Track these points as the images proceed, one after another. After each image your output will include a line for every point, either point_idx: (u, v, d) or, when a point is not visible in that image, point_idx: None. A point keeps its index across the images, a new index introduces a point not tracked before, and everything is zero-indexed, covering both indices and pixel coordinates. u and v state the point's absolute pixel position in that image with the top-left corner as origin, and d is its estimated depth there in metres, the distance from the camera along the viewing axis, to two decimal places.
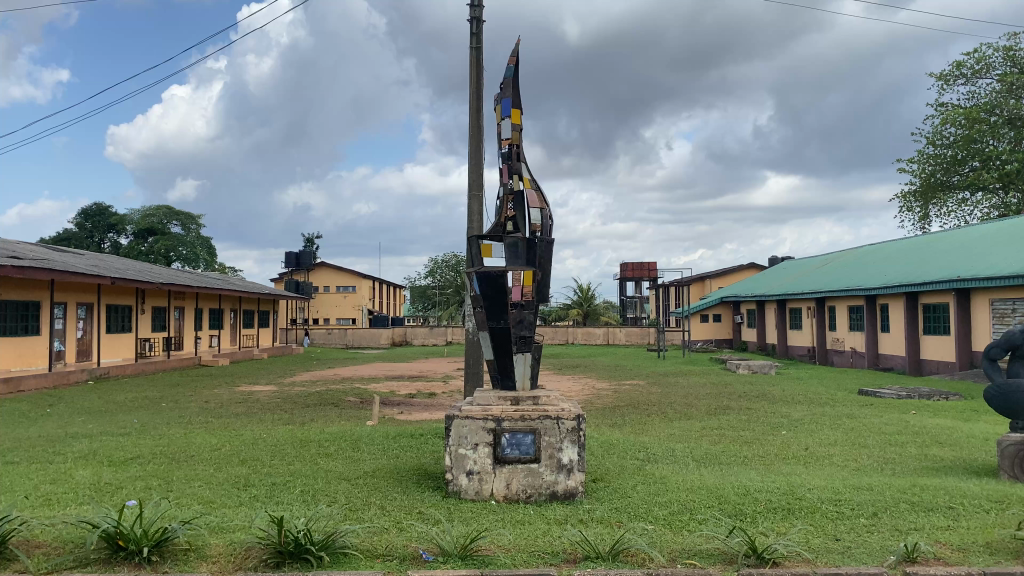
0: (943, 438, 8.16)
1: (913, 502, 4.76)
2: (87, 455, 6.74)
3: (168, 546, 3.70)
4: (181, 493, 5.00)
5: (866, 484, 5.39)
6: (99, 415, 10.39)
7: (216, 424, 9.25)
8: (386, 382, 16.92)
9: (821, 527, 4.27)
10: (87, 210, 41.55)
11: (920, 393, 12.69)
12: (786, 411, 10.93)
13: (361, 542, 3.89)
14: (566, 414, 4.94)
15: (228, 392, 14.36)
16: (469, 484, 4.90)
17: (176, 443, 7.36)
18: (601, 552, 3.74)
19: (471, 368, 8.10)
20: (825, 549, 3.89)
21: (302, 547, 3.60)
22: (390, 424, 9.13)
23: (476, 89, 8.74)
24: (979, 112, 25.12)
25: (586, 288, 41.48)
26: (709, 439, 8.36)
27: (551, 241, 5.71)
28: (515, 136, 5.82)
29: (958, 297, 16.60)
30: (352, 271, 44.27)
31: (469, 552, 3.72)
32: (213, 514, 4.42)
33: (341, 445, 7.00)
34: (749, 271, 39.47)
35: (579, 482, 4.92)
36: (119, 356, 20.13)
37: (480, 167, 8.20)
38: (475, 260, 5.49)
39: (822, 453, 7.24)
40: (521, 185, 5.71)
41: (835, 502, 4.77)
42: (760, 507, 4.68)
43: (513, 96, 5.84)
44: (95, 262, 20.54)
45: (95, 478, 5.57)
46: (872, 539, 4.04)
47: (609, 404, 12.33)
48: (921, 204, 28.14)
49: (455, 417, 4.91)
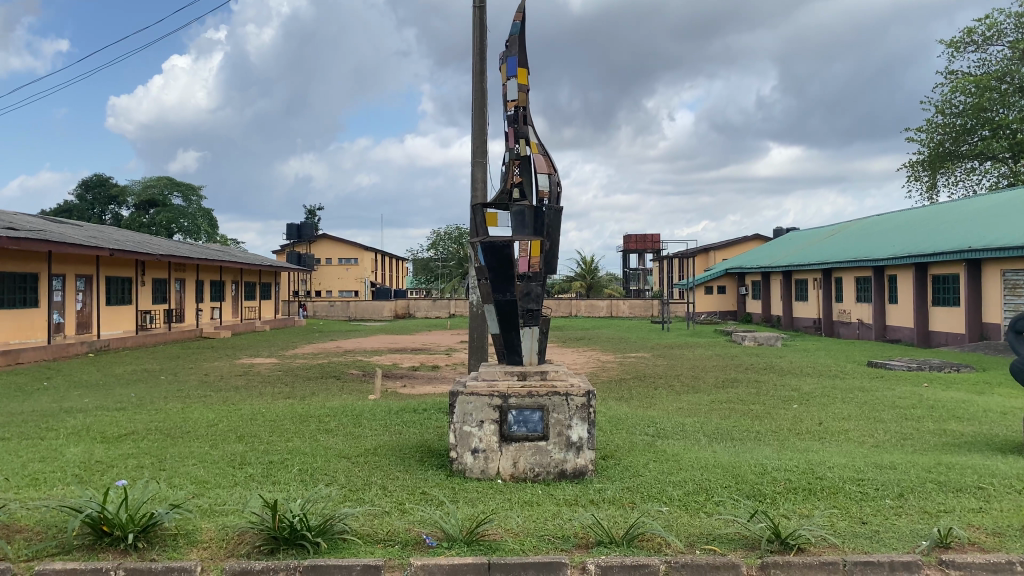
0: (961, 412, 7.94)
1: (939, 482, 4.53)
2: (80, 431, 6.54)
3: (156, 532, 3.49)
4: (174, 472, 4.79)
5: (889, 463, 5.14)
6: (97, 389, 10.24)
7: (215, 397, 9.06)
8: (388, 355, 16.72)
9: (844, 508, 4.07)
10: (88, 181, 41.27)
11: (931, 365, 12.49)
12: (796, 384, 10.75)
13: (360, 526, 3.67)
14: (575, 390, 4.71)
15: (228, 365, 14.17)
16: (474, 462, 4.69)
17: (173, 418, 7.15)
18: (614, 537, 3.53)
19: (475, 342, 7.89)
20: (851, 534, 3.68)
21: (297, 533, 3.39)
22: (391, 398, 8.92)
23: (480, 55, 8.44)
24: (990, 80, 24.68)
25: (589, 260, 41.27)
26: (721, 413, 8.16)
27: (558, 209, 5.42)
28: (522, 98, 5.50)
29: (968, 268, 16.32)
30: (355, 243, 43.96)
31: (474, 537, 3.51)
32: (206, 495, 4.22)
33: (342, 420, 6.79)
34: (754, 242, 39.15)
35: (589, 460, 4.72)
36: (120, 328, 19.95)
37: (482, 133, 7.91)
38: (480, 230, 5.20)
39: (837, 428, 7.02)
40: (528, 150, 5.41)
41: (857, 481, 4.56)
42: (780, 486, 4.47)
43: (519, 54, 5.54)
44: (94, 233, 20.32)
45: (85, 456, 5.36)
46: (900, 523, 3.82)
47: (615, 377, 12.14)
48: (929, 173, 27.75)
49: (459, 393, 4.68)
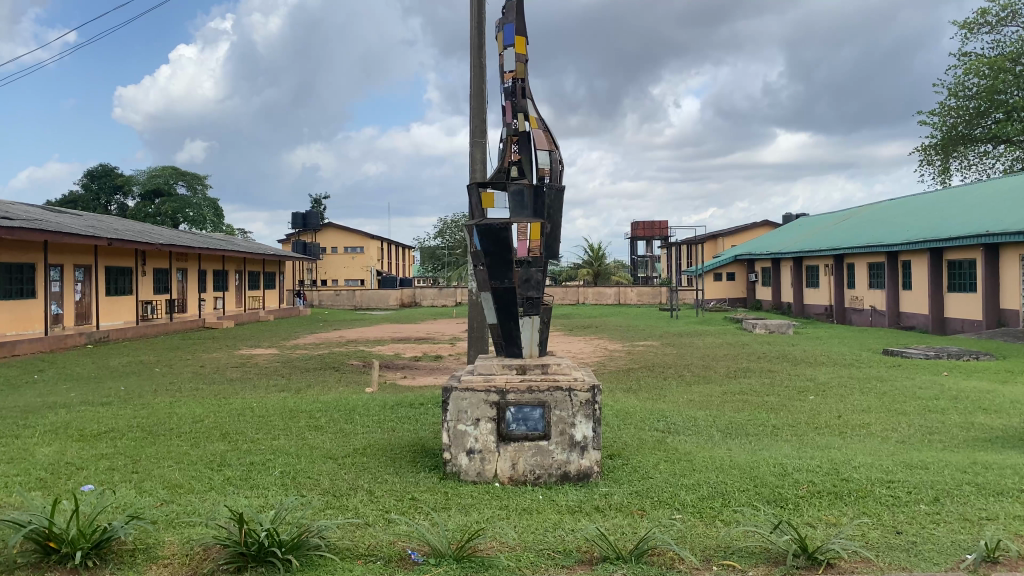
0: (988, 403, 7.56)
1: (978, 485, 4.14)
2: (58, 429, 6.19)
3: (110, 548, 3.14)
4: (147, 475, 4.44)
5: (920, 462, 4.74)
6: (87, 382, 9.91)
7: (206, 392, 8.69)
8: (391, 344, 16.36)
9: (877, 515, 3.69)
10: (92, 171, 41.05)
11: (949, 353, 12.08)
12: (810, 373, 10.38)
13: (339, 539, 3.31)
14: (578, 385, 4.32)
15: (227, 356, 13.80)
16: (470, 464, 4.33)
17: (159, 415, 6.79)
18: (622, 552, 3.13)
19: (474, 333, 7.53)
20: (886, 547, 3.30)
21: (266, 550, 3.02)
22: (388, 392, 8.53)
23: (479, 30, 8.03)
24: (1004, 62, 24.12)
25: (597, 248, 40.72)
26: (734, 406, 7.80)
27: (560, 189, 5.01)
28: (520, 68, 5.13)
29: (987, 253, 15.82)
30: (361, 231, 43.61)
31: (465, 553, 3.12)
32: (175, 503, 3.87)
33: (332, 416, 6.45)
34: (763, 228, 38.65)
35: (594, 461, 4.35)
36: (120, 319, 19.67)
37: (481, 110, 7.51)
38: (476, 212, 4.78)
39: (859, 422, 6.62)
40: (527, 125, 5.06)
41: (887, 483, 4.18)
42: (803, 490, 4.09)
43: (516, 21, 5.15)
44: (94, 222, 19.97)
45: (56, 458, 5.02)
46: (939, 533, 3.44)
47: (623, 367, 11.76)
48: (942, 157, 27.17)
49: (453, 390, 4.30)
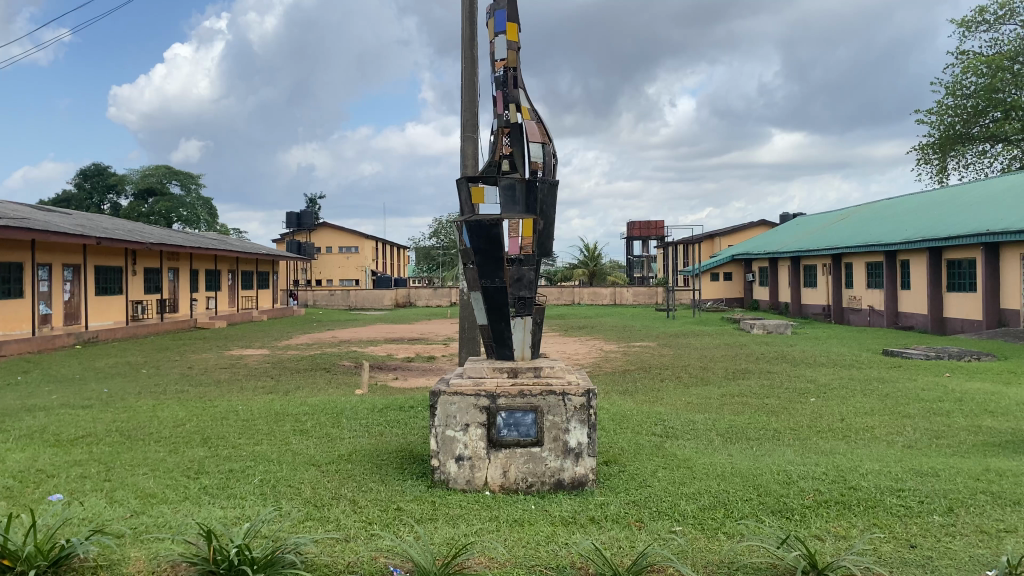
0: (993, 405, 7.38)
1: (993, 493, 3.94)
2: (33, 434, 5.95)
3: (69, 565, 2.93)
4: (120, 484, 4.23)
5: (930, 469, 4.54)
6: (71, 384, 9.67)
7: (192, 394, 8.46)
8: (384, 345, 16.11)
9: (888, 527, 3.49)
10: (86, 170, 40.74)
11: (950, 353, 11.89)
12: (810, 374, 10.18)
13: (317, 555, 3.09)
14: (572, 389, 4.11)
15: (217, 357, 13.55)
16: (458, 471, 4.12)
17: (140, 418, 6.58)
18: (618, 568, 2.89)
19: (466, 332, 7.31)
20: (900, 562, 3.08)
21: (236, 568, 2.79)
22: (378, 393, 8.32)
23: (471, 21, 7.83)
24: (1002, 60, 23.98)
25: (593, 248, 40.45)
26: (733, 409, 7.59)
27: (554, 182, 4.78)
28: (511, 57, 4.92)
29: (987, 252, 15.65)
30: (356, 231, 43.35)
31: (451, 570, 2.87)
32: (147, 514, 3.65)
33: (319, 420, 6.23)
34: (760, 228, 38.47)
35: (589, 469, 4.15)
36: (110, 319, 19.41)
37: (473, 103, 7.30)
38: (466, 208, 4.56)
39: (863, 425, 6.42)
40: (519, 116, 4.84)
41: (897, 492, 3.98)
42: (809, 500, 3.89)
43: (508, 7, 4.94)
44: (83, 221, 19.72)
45: (27, 464, 4.78)
46: (956, 546, 3.24)
47: (619, 369, 11.55)
48: (939, 156, 27.02)
49: (441, 394, 4.09)
